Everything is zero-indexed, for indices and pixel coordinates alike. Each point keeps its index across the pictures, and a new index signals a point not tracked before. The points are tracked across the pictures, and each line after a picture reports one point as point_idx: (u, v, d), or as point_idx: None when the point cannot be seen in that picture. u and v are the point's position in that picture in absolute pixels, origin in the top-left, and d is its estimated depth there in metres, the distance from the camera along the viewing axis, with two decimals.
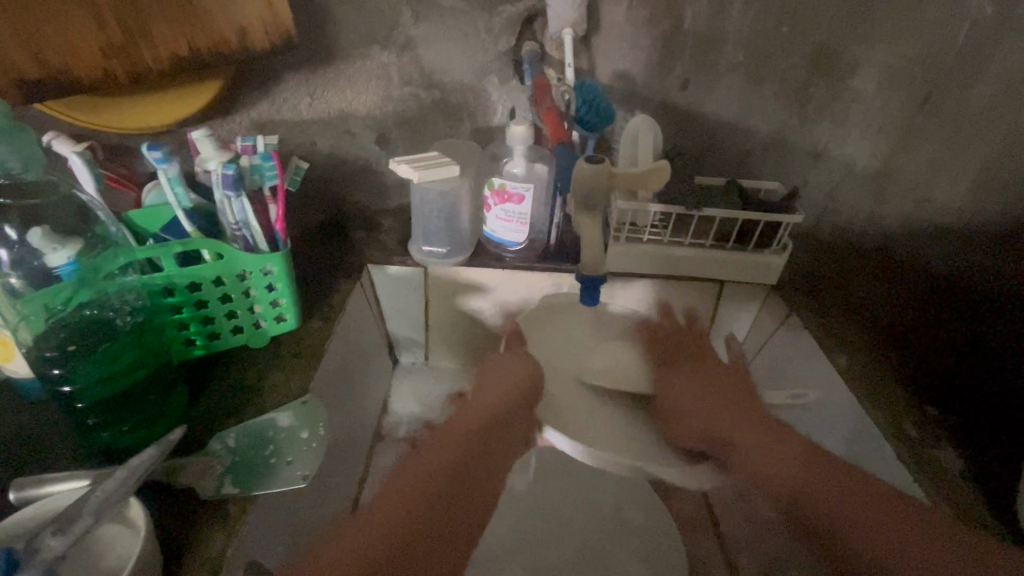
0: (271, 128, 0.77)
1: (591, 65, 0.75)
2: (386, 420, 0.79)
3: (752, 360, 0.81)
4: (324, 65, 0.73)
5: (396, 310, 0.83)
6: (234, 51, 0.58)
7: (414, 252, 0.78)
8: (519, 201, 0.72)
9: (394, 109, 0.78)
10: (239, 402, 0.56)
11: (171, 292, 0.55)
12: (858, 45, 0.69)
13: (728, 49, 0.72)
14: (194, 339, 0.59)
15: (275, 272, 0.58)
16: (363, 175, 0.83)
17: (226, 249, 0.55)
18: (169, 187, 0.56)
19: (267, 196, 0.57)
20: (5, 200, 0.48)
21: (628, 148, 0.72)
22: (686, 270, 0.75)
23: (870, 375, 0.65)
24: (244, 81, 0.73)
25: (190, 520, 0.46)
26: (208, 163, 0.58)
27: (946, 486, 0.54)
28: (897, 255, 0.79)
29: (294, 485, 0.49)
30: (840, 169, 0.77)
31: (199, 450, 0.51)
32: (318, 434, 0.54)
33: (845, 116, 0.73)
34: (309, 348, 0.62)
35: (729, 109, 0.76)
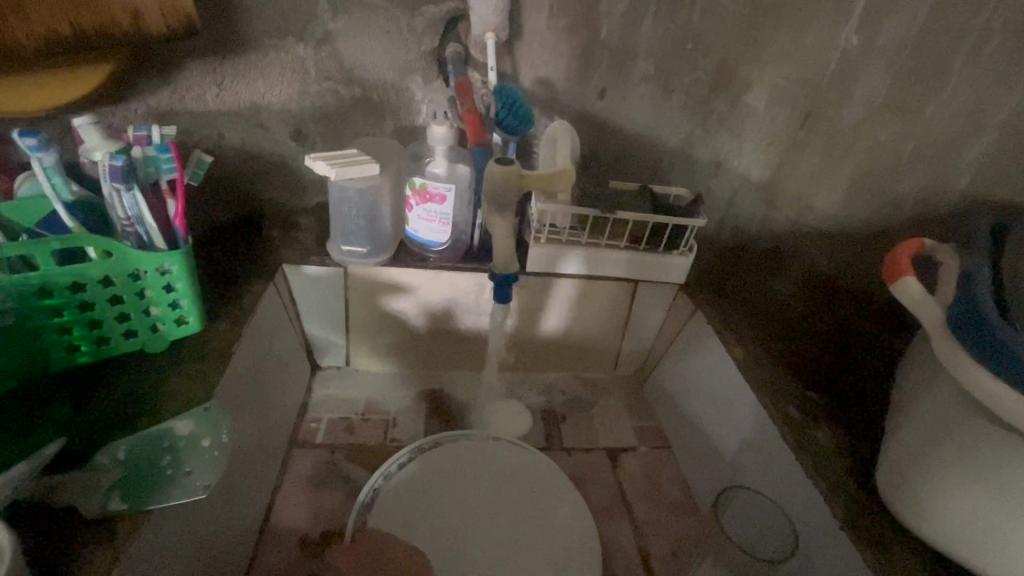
0: (174, 119, 0.72)
1: (513, 69, 0.76)
2: (303, 427, 0.76)
3: (664, 355, 0.86)
4: (234, 54, 0.70)
5: (314, 311, 0.80)
6: (125, 32, 0.54)
7: (333, 251, 0.77)
8: (440, 202, 0.72)
9: (311, 104, 0.75)
10: (132, 411, 0.52)
11: (50, 293, 0.50)
12: (752, 65, 0.76)
13: (639, 62, 0.76)
14: (78, 345, 0.54)
15: (173, 272, 0.55)
16: (278, 172, 0.80)
17: (116, 247, 0.51)
18: (44, 178, 0.52)
19: (164, 190, 0.54)
20: None
21: (548, 151, 0.75)
22: (602, 270, 0.79)
23: (762, 364, 0.72)
24: (141, 66, 0.68)
25: (73, 545, 0.42)
26: (94, 152, 0.54)
27: (821, 462, 0.60)
28: (786, 254, 0.87)
29: (193, 496, 0.46)
30: (738, 178, 0.84)
31: (83, 466, 0.46)
32: (221, 441, 0.50)
33: (742, 129, 0.81)
34: (215, 352, 0.59)
35: (640, 119, 0.81)
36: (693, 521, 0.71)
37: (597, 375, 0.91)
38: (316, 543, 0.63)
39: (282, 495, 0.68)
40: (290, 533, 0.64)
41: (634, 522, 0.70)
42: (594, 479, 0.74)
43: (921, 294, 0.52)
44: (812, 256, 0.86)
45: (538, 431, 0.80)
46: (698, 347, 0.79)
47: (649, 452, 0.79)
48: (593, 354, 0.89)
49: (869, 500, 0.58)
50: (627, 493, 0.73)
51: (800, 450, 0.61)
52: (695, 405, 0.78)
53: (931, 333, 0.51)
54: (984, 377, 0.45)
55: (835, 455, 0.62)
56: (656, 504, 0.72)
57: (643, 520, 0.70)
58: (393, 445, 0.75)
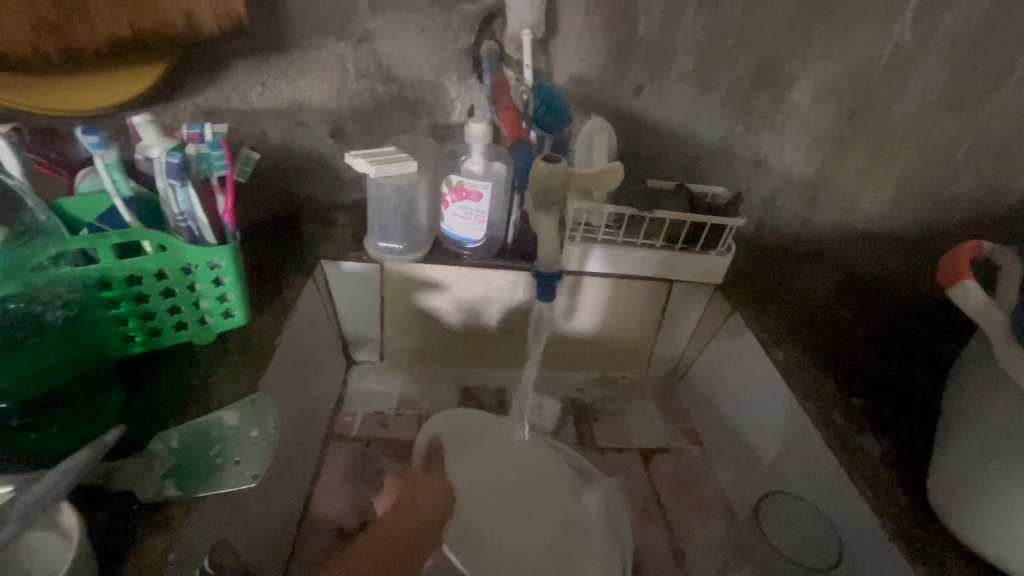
0: (219, 117, 0.74)
1: (549, 67, 0.76)
2: (339, 421, 0.77)
3: (699, 356, 0.85)
4: (277, 54, 0.71)
5: (350, 306, 0.81)
6: (179, 33, 0.56)
7: (370, 247, 0.78)
8: (476, 199, 0.72)
9: (350, 102, 0.76)
10: (182, 401, 0.54)
11: (108, 285, 0.52)
12: (796, 61, 0.74)
13: (678, 59, 0.75)
14: (133, 335, 0.56)
15: (222, 266, 0.56)
16: (317, 169, 0.81)
17: (171, 240, 0.52)
18: (106, 174, 0.54)
19: (215, 187, 0.55)
20: None
21: (585, 149, 0.74)
22: (638, 269, 0.78)
23: (803, 367, 0.70)
24: (189, 65, 0.70)
25: (131, 528, 0.44)
26: (151, 150, 0.55)
27: (867, 468, 0.59)
28: (828, 256, 0.85)
29: (243, 485, 0.47)
30: (779, 177, 0.82)
31: (139, 452, 0.48)
32: (267, 432, 0.52)
33: (784, 126, 0.79)
34: (259, 345, 0.60)
35: (678, 116, 0.80)
36: (730, 527, 0.69)
37: (629, 376, 0.90)
38: (354, 534, 0.64)
39: (320, 486, 0.69)
40: (329, 523, 0.65)
41: (669, 524, 0.69)
42: (628, 480, 0.74)
43: (980, 299, 0.50)
44: (855, 258, 0.84)
45: (571, 430, 0.80)
46: (735, 350, 0.78)
47: (685, 455, 0.78)
48: (626, 354, 0.88)
49: (917, 506, 0.56)
50: (662, 495, 0.72)
51: (844, 454, 0.60)
52: (732, 407, 0.77)
53: (994, 339, 0.49)
54: None
55: (881, 462, 0.60)
56: (691, 507, 0.71)
57: (678, 523, 0.70)
58: None
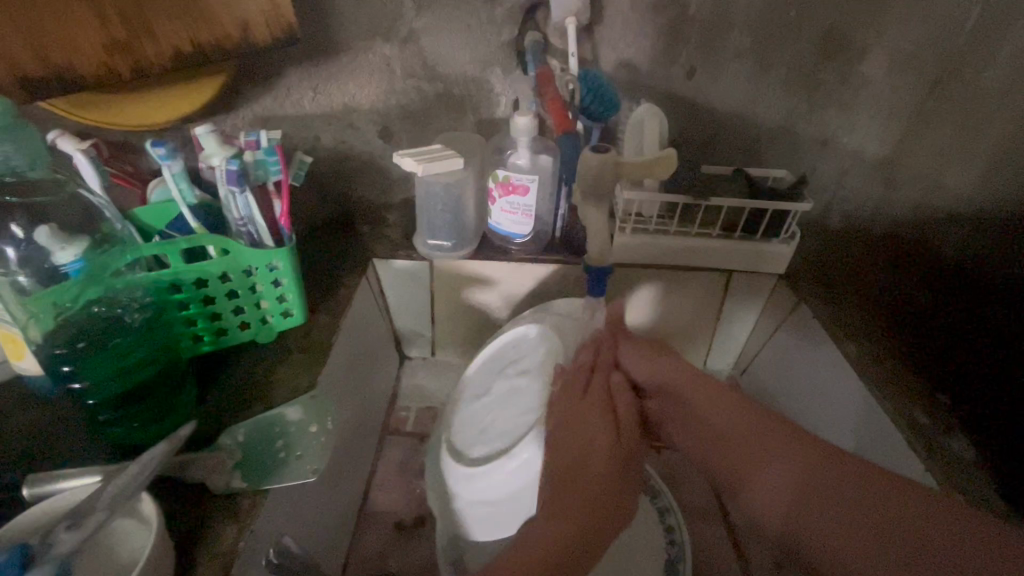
0: (274, 123, 0.77)
1: (595, 54, 0.74)
2: (394, 416, 0.79)
3: (760, 352, 0.81)
4: (326, 58, 0.73)
5: (403, 304, 0.83)
6: (236, 45, 0.58)
7: (420, 245, 0.78)
8: (523, 193, 0.72)
9: (397, 103, 0.77)
10: (247, 399, 0.56)
11: (179, 288, 0.55)
12: (868, 28, 0.68)
13: (734, 36, 0.71)
14: (202, 335, 0.59)
15: (280, 267, 0.58)
16: (367, 170, 0.83)
17: (232, 245, 0.55)
18: (174, 184, 0.56)
19: (271, 191, 0.57)
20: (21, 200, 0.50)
21: (635, 136, 0.72)
22: (694, 260, 0.75)
23: (879, 361, 0.65)
24: (245, 75, 0.72)
25: (202, 517, 0.46)
26: (212, 159, 0.58)
27: (957, 474, 0.54)
28: (905, 239, 0.77)
29: (304, 480, 0.50)
30: (849, 157, 0.77)
31: (209, 446, 0.51)
32: (326, 428, 0.55)
33: (854, 102, 0.73)
34: (318, 342, 0.63)
35: (734, 98, 0.75)
36: None
37: None
38: (411, 526, 0.66)
39: (377, 480, 0.71)
40: (388, 515, 0.67)
41: (730, 526, 0.67)
42: (683, 482, 0.72)
43: None
44: (939, 244, 0.74)
45: None
46: (805, 344, 0.73)
47: None
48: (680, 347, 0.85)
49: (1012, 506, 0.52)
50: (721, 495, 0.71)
51: (931, 458, 0.55)
52: (798, 405, 0.73)
53: None
54: None
55: (975, 467, 0.55)
56: None
57: (740, 525, 0.67)
58: None
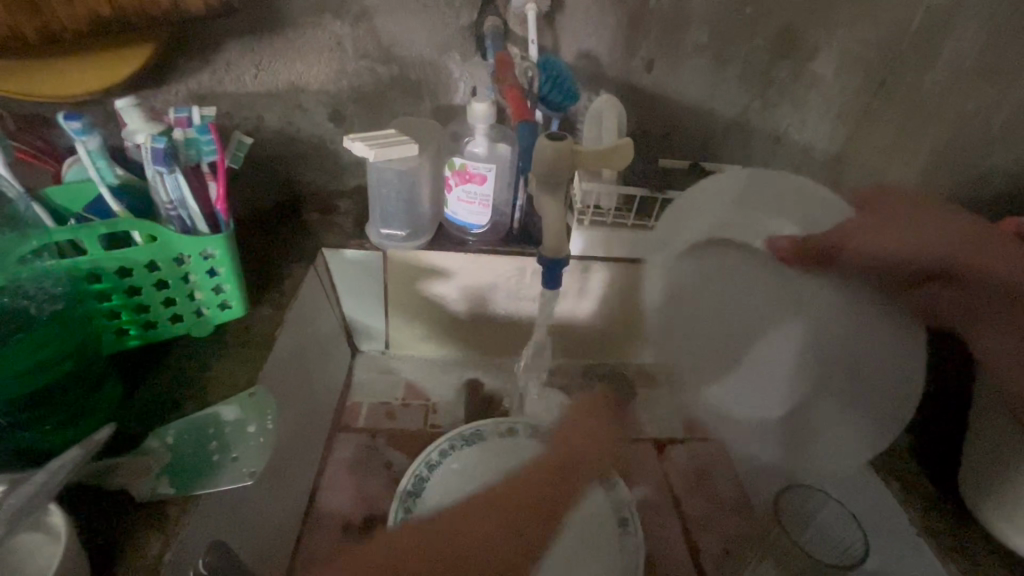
0: (212, 101, 0.71)
1: (555, 43, 0.72)
2: (345, 412, 0.76)
3: None
4: (272, 34, 0.68)
5: (354, 295, 0.79)
6: (163, 11, 0.53)
7: (372, 234, 0.75)
8: (481, 182, 0.70)
9: (349, 84, 0.73)
10: (178, 399, 0.52)
11: (98, 278, 0.51)
12: (819, 29, 0.70)
13: (693, 30, 0.71)
14: (127, 329, 0.54)
15: (216, 256, 0.54)
16: (316, 154, 0.78)
17: (159, 230, 0.50)
18: (90, 162, 0.51)
19: (205, 172, 0.53)
20: None
21: (593, 127, 0.71)
22: (652, 253, 0.75)
23: None
24: (180, 47, 0.67)
25: (125, 528, 0.42)
26: (136, 136, 0.53)
27: None
28: None
29: (240, 483, 0.46)
30: (799, 153, 0.79)
31: (134, 450, 0.47)
32: (266, 428, 0.50)
33: (804, 99, 0.75)
34: (259, 337, 0.59)
35: (692, 92, 0.76)
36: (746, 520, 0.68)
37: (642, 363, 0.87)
38: (361, 527, 0.63)
39: (324, 478, 0.68)
40: (335, 514, 0.64)
41: (683, 515, 0.68)
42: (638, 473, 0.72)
43: None
44: None
45: None
46: None
47: (698, 444, 0.76)
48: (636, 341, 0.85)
49: None
50: (676, 486, 0.71)
51: None
52: None
53: None
54: None
55: None
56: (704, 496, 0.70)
57: (692, 513, 0.69)
58: (434, 432, 0.74)
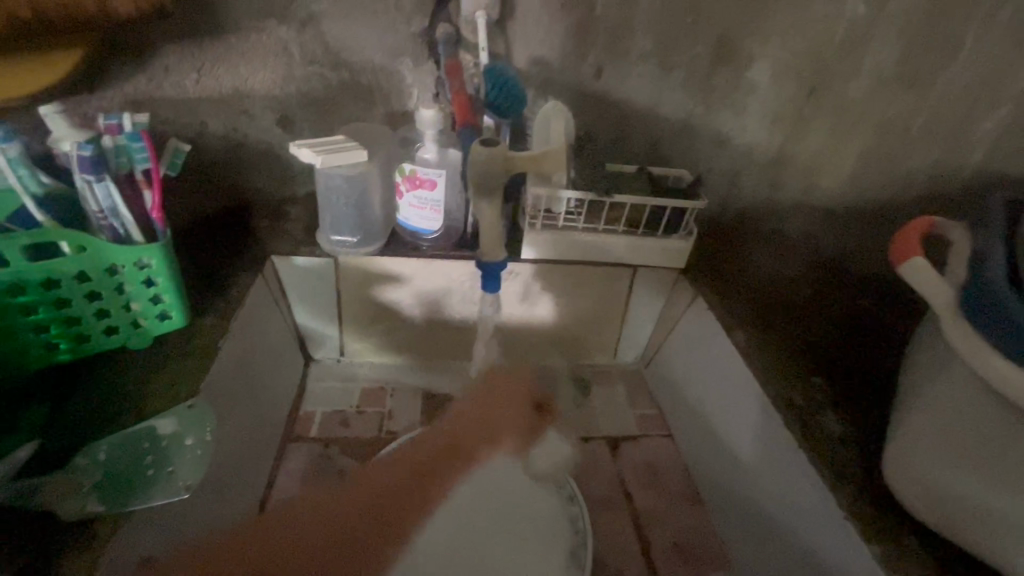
0: (153, 107, 0.70)
1: (507, 49, 0.73)
2: (297, 422, 0.75)
3: (665, 343, 0.84)
4: (215, 38, 0.67)
5: (306, 302, 0.78)
6: (93, 17, 0.52)
7: (323, 241, 0.75)
8: (431, 188, 0.70)
9: (296, 89, 0.73)
10: (113, 413, 0.51)
11: (22, 290, 0.48)
12: (754, 38, 0.73)
13: (637, 38, 0.73)
14: (56, 343, 0.52)
15: (152, 265, 0.53)
16: (265, 160, 0.77)
17: (90, 240, 0.49)
18: (10, 170, 0.49)
19: (140, 181, 0.51)
20: None
21: (541, 132, 0.72)
22: (602, 256, 0.76)
23: (766, 350, 0.70)
24: (115, 52, 0.65)
25: (50, 548, 0.41)
26: (63, 143, 0.51)
27: (829, 449, 0.59)
28: (790, 235, 0.85)
29: (175, 497, 0.46)
30: (741, 157, 0.81)
31: (63, 468, 0.45)
32: (205, 439, 0.50)
33: (744, 104, 0.77)
34: (200, 347, 0.58)
35: (639, 98, 0.78)
36: (691, 513, 0.70)
37: (598, 362, 0.89)
38: None
39: (274, 491, 0.66)
40: None
41: (635, 513, 0.69)
42: (590, 472, 0.73)
43: (930, 275, 0.50)
44: (819, 240, 0.84)
45: None
46: (699, 336, 0.77)
47: (649, 441, 0.78)
48: (592, 342, 0.87)
49: (873, 474, 0.57)
50: (628, 482, 0.73)
51: (807, 437, 0.60)
52: (697, 392, 0.76)
53: (940, 313, 0.49)
54: (997, 362, 0.43)
55: (842, 442, 0.60)
56: (655, 492, 0.72)
57: (644, 510, 0.70)
58: (389, 438, 0.74)
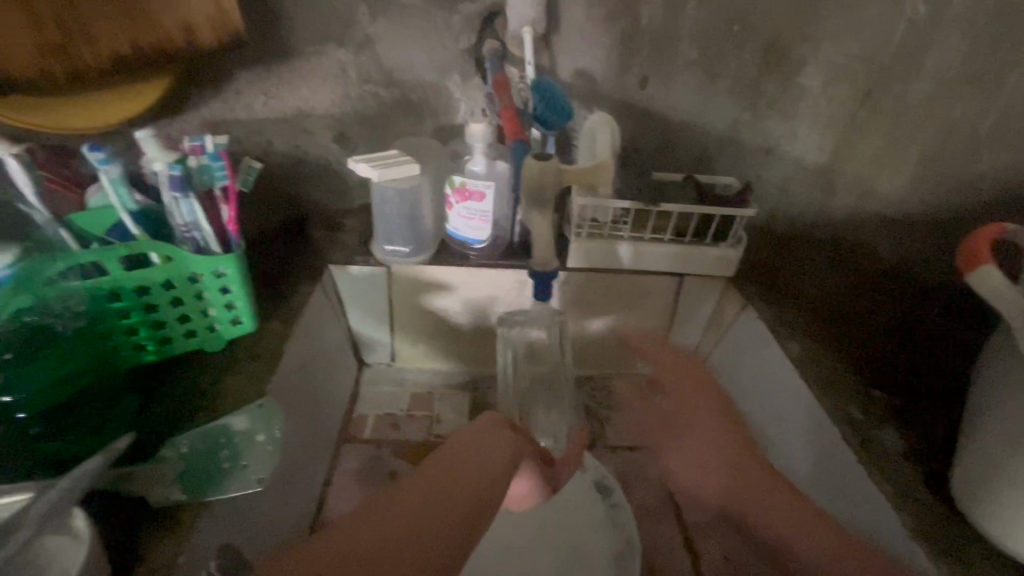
0: (226, 128, 0.75)
1: (552, 63, 0.75)
2: (352, 423, 0.78)
3: (713, 352, 0.83)
4: (280, 63, 0.72)
5: (361, 310, 0.82)
6: (181, 49, 0.58)
7: (376, 251, 0.78)
8: (480, 199, 0.72)
9: (353, 108, 0.77)
10: (192, 410, 0.55)
11: (118, 296, 0.54)
12: (805, 44, 0.72)
13: (682, 47, 0.73)
14: (144, 344, 0.58)
15: (228, 275, 0.57)
16: (322, 174, 0.82)
17: (176, 252, 0.54)
18: (112, 189, 0.54)
19: (218, 196, 0.56)
20: None
21: (587, 143, 0.74)
22: (647, 264, 0.77)
23: (823, 363, 0.67)
24: (193, 80, 0.71)
25: (140, 530, 0.46)
26: (154, 164, 0.56)
27: (893, 469, 0.56)
28: (847, 242, 0.82)
29: (249, 489, 0.49)
30: (792, 164, 0.80)
31: (151, 459, 0.49)
32: (274, 436, 0.53)
33: (794, 112, 0.77)
34: (268, 350, 0.62)
35: (684, 108, 0.78)
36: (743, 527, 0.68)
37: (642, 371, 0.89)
38: None
39: (330, 490, 0.69)
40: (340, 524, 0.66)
41: (683, 523, 0.68)
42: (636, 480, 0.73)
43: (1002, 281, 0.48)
44: (877, 247, 0.81)
45: (584, 430, 0.79)
46: (749, 345, 0.76)
47: None
48: (637, 350, 0.87)
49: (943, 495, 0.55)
50: (675, 492, 0.72)
51: (867, 454, 0.57)
52: (746, 402, 0.75)
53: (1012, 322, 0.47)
54: None
55: (903, 457, 0.58)
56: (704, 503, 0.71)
57: (692, 521, 0.69)
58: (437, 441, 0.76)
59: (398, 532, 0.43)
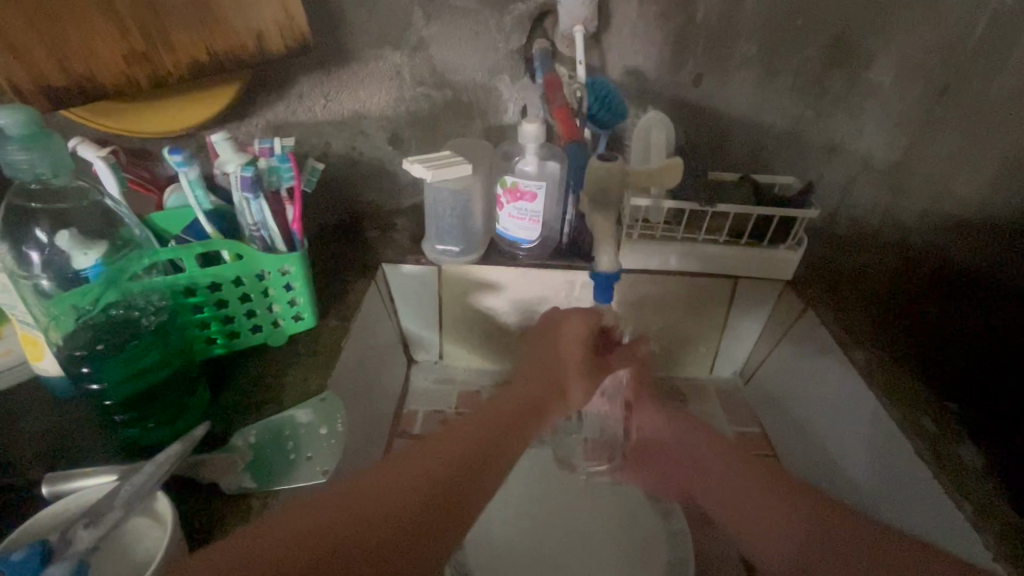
0: (286, 130, 0.78)
1: (602, 62, 0.74)
2: (402, 419, 0.79)
3: (767, 357, 0.81)
4: (338, 66, 0.74)
5: (411, 308, 0.84)
6: (251, 54, 0.60)
7: (427, 250, 0.79)
8: (531, 199, 0.72)
9: (406, 109, 0.78)
10: (258, 402, 0.57)
11: (193, 292, 0.57)
12: (875, 37, 0.69)
13: (741, 43, 0.71)
14: (215, 338, 0.60)
15: (292, 272, 0.59)
16: (376, 174, 0.84)
17: (246, 250, 0.56)
18: (190, 190, 0.57)
19: (284, 197, 0.58)
20: (35, 205, 0.50)
21: (640, 146, 0.72)
22: (700, 266, 0.75)
23: (892, 370, 0.64)
24: (256, 84, 0.74)
25: (214, 515, 0.48)
26: (227, 165, 0.59)
27: (971, 482, 0.53)
28: (914, 245, 0.80)
29: (314, 481, 0.51)
30: (857, 163, 0.77)
31: (222, 446, 0.52)
32: (336, 430, 0.55)
33: (861, 109, 0.73)
34: (327, 346, 0.64)
35: (741, 106, 0.75)
36: None
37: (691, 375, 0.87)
38: None
39: None
40: None
41: None
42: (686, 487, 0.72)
43: None
44: (945, 250, 0.79)
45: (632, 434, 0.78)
46: (808, 351, 0.73)
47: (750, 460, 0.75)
48: (687, 353, 0.85)
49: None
50: None
51: (941, 468, 0.54)
52: (804, 410, 0.73)
53: None
54: None
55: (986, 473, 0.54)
56: None
57: None
58: None
59: (434, 489, 0.45)
